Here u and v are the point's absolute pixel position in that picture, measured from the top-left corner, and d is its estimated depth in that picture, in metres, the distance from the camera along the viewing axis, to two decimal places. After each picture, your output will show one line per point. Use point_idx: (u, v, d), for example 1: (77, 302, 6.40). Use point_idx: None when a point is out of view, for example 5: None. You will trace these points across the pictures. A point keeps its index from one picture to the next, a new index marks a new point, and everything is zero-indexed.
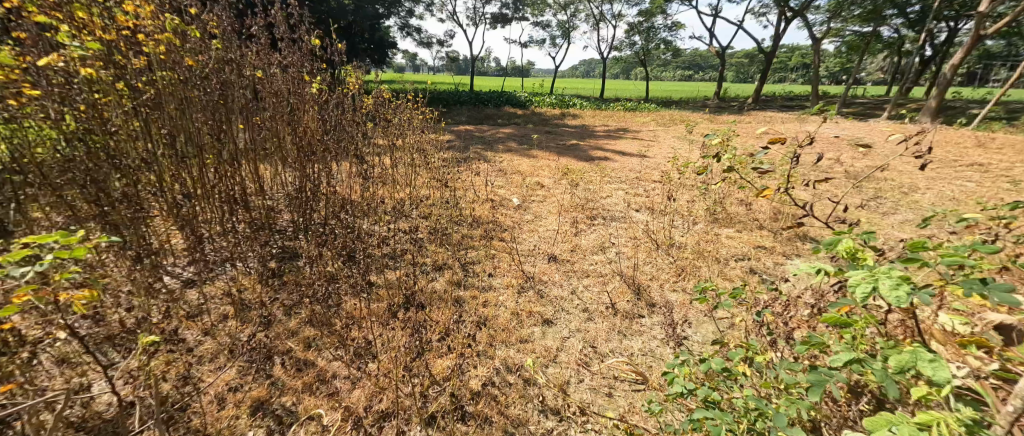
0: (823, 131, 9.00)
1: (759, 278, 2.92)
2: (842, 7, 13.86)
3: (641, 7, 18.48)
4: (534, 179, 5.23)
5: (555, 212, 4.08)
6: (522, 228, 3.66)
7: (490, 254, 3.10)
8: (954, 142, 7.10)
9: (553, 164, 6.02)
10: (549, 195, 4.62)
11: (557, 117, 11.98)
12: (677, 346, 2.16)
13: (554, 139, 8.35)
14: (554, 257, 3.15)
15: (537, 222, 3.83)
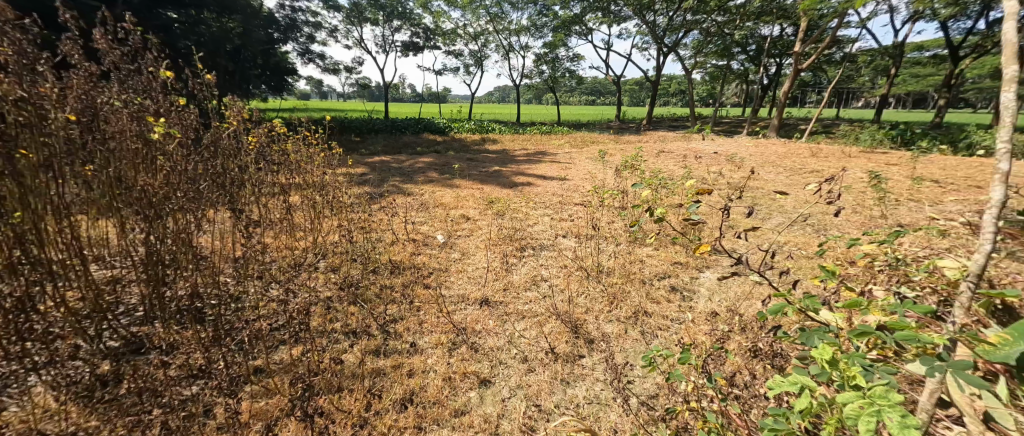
0: (707, 148, 10.22)
1: (682, 295, 2.98)
2: (706, 45, 16.23)
3: (545, 39, 19.63)
4: (457, 211, 4.96)
5: (483, 247, 3.84)
6: (449, 270, 3.35)
7: (414, 306, 2.74)
8: (803, 153, 8.47)
9: (476, 194, 5.82)
10: (475, 227, 4.38)
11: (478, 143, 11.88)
12: (621, 389, 2.05)
13: (476, 166, 8.18)
14: (486, 300, 2.89)
15: (465, 260, 3.55)
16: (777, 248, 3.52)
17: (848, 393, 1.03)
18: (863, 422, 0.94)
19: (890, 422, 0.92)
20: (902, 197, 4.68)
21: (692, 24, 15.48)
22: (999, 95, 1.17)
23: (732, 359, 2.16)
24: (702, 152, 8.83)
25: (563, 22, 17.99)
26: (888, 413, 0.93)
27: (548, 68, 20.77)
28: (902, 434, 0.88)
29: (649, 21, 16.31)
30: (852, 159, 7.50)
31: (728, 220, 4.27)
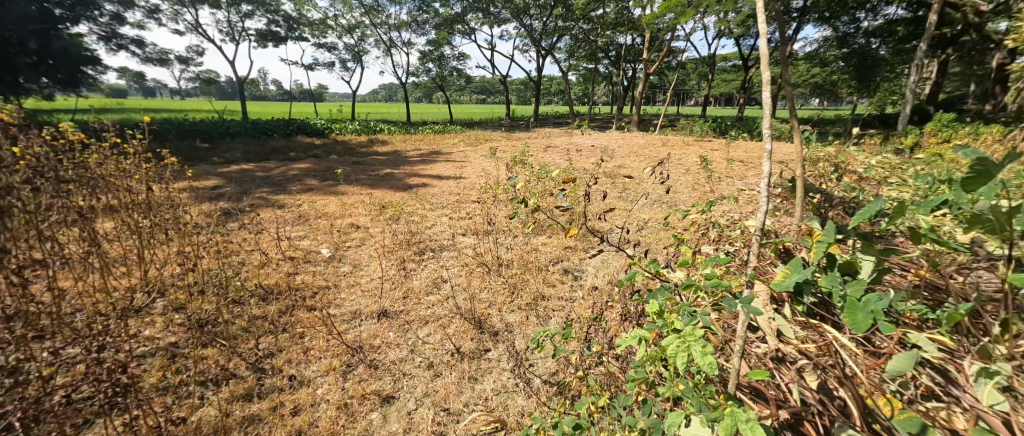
0: (587, 142, 11.15)
1: (573, 275, 3.18)
2: (576, 50, 17.76)
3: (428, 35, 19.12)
4: (343, 220, 4.51)
5: (377, 255, 3.54)
6: (341, 286, 3.01)
7: (297, 332, 2.40)
8: (659, 143, 9.80)
9: (364, 199, 5.38)
10: (367, 236, 4.03)
11: (363, 145, 11.06)
12: (525, 374, 2.09)
13: (361, 170, 7.55)
14: (383, 312, 2.66)
15: (357, 272, 3.23)
16: (649, 224, 3.97)
17: (671, 336, 1.35)
18: (680, 357, 1.24)
19: (696, 354, 1.23)
20: (729, 173, 5.73)
21: (564, 30, 16.68)
22: (762, 93, 1.49)
23: (615, 323, 2.33)
24: (581, 146, 9.55)
25: (445, 20, 17.78)
26: (694, 346, 1.24)
27: (433, 66, 20.25)
28: (703, 361, 1.19)
29: (525, 24, 17.08)
30: (694, 146, 8.95)
31: (611, 202, 4.66)
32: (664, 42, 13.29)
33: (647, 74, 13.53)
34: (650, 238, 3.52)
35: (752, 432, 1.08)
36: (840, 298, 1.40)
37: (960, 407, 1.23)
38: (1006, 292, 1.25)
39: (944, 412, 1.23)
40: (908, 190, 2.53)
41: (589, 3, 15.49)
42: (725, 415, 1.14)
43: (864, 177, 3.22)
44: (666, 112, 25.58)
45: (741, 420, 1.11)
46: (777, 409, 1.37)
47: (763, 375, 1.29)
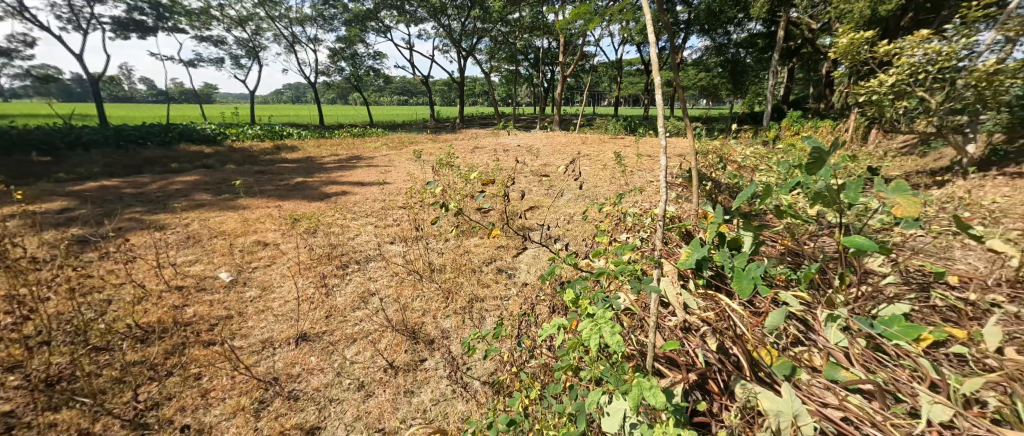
0: (511, 142, 11.37)
1: (506, 274, 3.22)
2: (495, 52, 18.04)
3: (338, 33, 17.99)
4: (249, 239, 4.06)
5: (292, 275, 3.24)
6: (248, 313, 2.71)
7: (192, 374, 2.15)
8: (579, 141, 10.33)
9: (273, 214, 4.86)
10: (279, 254, 3.68)
11: (268, 152, 10.06)
12: (462, 378, 2.13)
13: (267, 180, 6.85)
14: (303, 335, 2.49)
15: (269, 295, 2.93)
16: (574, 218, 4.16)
17: (585, 321, 1.47)
18: (592, 339, 1.37)
19: (606, 334, 1.36)
20: (639, 167, 6.26)
21: (483, 32, 16.79)
22: (655, 95, 1.66)
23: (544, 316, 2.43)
24: (507, 146, 9.75)
25: (356, 16, 16.88)
26: (604, 327, 1.38)
27: (347, 65, 19.10)
28: (613, 339, 1.34)
29: (444, 25, 16.94)
30: (608, 143, 9.61)
31: (537, 198, 4.83)
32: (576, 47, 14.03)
33: (564, 75, 14.17)
34: (574, 232, 3.72)
35: (654, 397, 1.25)
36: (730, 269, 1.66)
37: (817, 348, 1.53)
38: (843, 253, 1.59)
39: (806, 353, 1.52)
40: (771, 175, 3.02)
41: (506, 7, 15.67)
42: (633, 386, 1.30)
43: (741, 166, 3.76)
44: (580, 112, 27.16)
45: (645, 389, 1.27)
46: (685, 373, 1.55)
47: (675, 344, 1.46)
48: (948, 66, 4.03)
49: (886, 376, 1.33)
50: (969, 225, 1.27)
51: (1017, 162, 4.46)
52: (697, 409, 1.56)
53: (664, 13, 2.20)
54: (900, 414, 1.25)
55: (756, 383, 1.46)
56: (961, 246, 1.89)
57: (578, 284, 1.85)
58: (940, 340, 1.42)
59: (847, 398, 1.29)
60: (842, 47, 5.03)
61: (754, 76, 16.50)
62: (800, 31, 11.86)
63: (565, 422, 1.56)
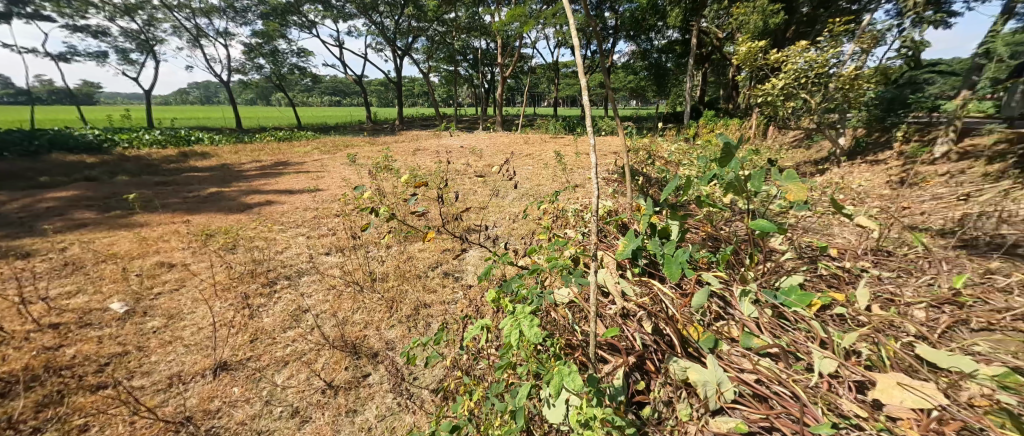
0: (452, 143, 11.18)
1: (454, 277, 3.06)
2: (432, 52, 17.68)
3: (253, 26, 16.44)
4: (151, 259, 3.24)
5: (206, 298, 2.71)
6: (149, 347, 2.28)
7: (78, 426, 1.79)
8: (521, 142, 10.40)
9: (182, 229, 3.90)
10: (189, 274, 3.02)
11: (171, 159, 8.56)
12: (406, 389, 2.04)
13: (170, 193, 5.52)
14: (223, 364, 2.18)
15: (177, 325, 2.46)
16: (518, 216, 4.10)
17: (507, 318, 1.52)
18: (512, 334, 1.42)
19: (524, 328, 1.41)
20: (577, 165, 6.43)
21: (418, 30, 16.56)
22: (581, 97, 1.68)
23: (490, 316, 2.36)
24: (449, 147, 9.68)
25: (274, 9, 15.63)
26: (522, 321, 1.43)
27: (266, 62, 17.58)
28: (529, 330, 1.39)
29: (375, 21, 16.32)
30: (549, 143, 9.78)
31: (480, 199, 4.80)
32: (513, 49, 14.15)
33: (504, 77, 14.29)
34: (516, 230, 3.70)
35: (571, 381, 1.27)
36: (663, 256, 1.80)
37: (734, 321, 1.71)
38: (751, 236, 1.82)
39: (725, 326, 1.70)
40: (692, 168, 3.41)
41: (440, 6, 15.61)
42: (554, 374, 1.32)
43: (668, 162, 3.98)
44: (521, 113, 27.52)
45: (564, 374, 1.30)
46: (626, 356, 1.63)
47: (613, 331, 1.56)
48: (823, 72, 4.65)
49: (789, 339, 1.51)
50: (842, 207, 1.51)
51: (876, 151, 5.36)
52: (637, 389, 1.62)
53: (593, 19, 2.31)
54: (800, 371, 1.40)
55: (686, 359, 1.57)
56: (838, 224, 2.35)
57: (512, 281, 1.85)
58: (825, 304, 1.67)
59: (759, 363, 1.44)
60: (743, 54, 5.53)
61: (674, 80, 17.95)
62: (709, 39, 13.10)
63: (505, 422, 1.53)
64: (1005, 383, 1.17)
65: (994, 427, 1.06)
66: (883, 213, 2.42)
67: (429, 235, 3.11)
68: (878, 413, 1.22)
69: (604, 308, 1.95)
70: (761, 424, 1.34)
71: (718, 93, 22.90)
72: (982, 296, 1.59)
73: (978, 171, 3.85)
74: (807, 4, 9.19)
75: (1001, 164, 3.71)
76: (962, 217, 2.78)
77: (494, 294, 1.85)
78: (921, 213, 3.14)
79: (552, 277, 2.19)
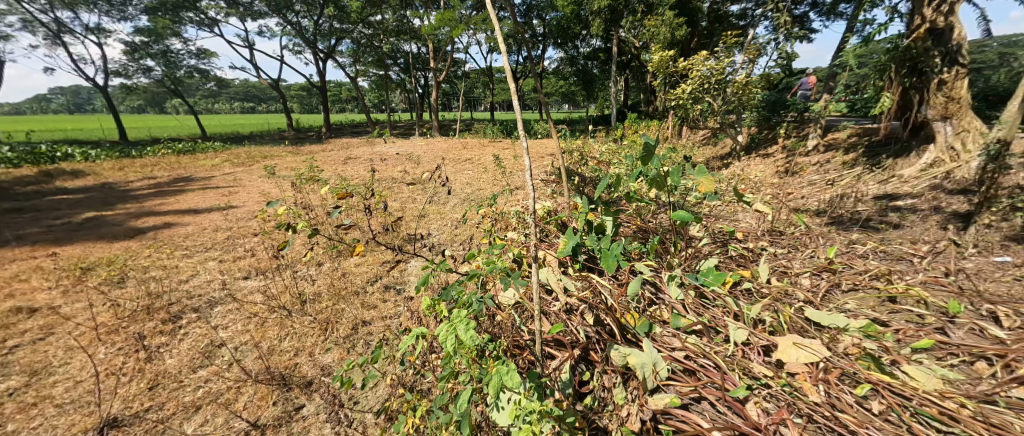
0: (386, 150, 10.79)
1: (395, 290, 2.96)
2: (359, 55, 16.92)
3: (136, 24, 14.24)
4: (2, 305, 2.71)
5: (86, 343, 2.34)
6: (4, 414, 1.90)
7: None
8: (458, 147, 10.30)
9: (47, 263, 3.35)
10: (58, 319, 2.56)
11: (27, 180, 7.05)
12: (344, 419, 1.88)
13: (27, 221, 4.65)
14: (111, 420, 1.86)
15: (47, 382, 2.07)
16: (458, 223, 4.05)
17: (445, 325, 1.53)
18: (448, 340, 1.43)
19: (461, 332, 1.43)
20: (514, 168, 6.49)
21: (341, 32, 15.72)
22: (513, 102, 1.67)
23: (435, 325, 2.28)
24: (385, 155, 9.37)
25: (162, 3, 13.72)
26: (459, 325, 1.45)
27: (157, 64, 15.38)
28: (465, 333, 1.42)
29: (291, 22, 15.29)
30: (487, 148, 9.80)
31: (418, 208, 4.71)
32: (443, 53, 13.95)
33: (438, 82, 13.98)
34: (457, 239, 3.64)
35: (511, 378, 1.30)
36: (597, 251, 1.91)
37: (664, 305, 1.86)
38: (674, 226, 2.00)
39: (657, 310, 1.85)
40: (621, 167, 3.66)
41: (366, 7, 14.94)
42: (494, 373, 1.34)
43: (599, 163, 4.17)
44: (457, 119, 27.27)
45: (503, 373, 1.32)
46: (571, 349, 1.70)
47: (558, 326, 1.63)
48: (721, 79, 5.26)
49: (710, 316, 1.69)
50: (742, 195, 1.74)
51: (767, 146, 6.13)
52: (583, 380, 1.69)
53: (522, 27, 2.32)
54: (720, 343, 1.60)
55: (625, 345, 1.67)
56: (742, 211, 2.71)
57: (452, 288, 1.83)
58: (737, 282, 1.89)
59: (687, 340, 1.60)
60: (656, 61, 6.02)
61: (600, 85, 18.98)
62: (628, 47, 14.00)
63: (452, 433, 1.50)
64: (868, 333, 1.45)
65: (864, 370, 1.31)
66: (780, 201, 2.74)
67: (358, 247, 2.92)
68: (781, 371, 1.41)
69: (547, 306, 2.03)
70: (691, 396, 1.46)
71: (640, 96, 24.56)
72: (849, 262, 1.93)
73: (841, 159, 4.58)
74: (706, 19, 10.18)
75: (855, 154, 4.46)
76: (831, 199, 3.31)
77: (430, 303, 1.84)
78: (801, 197, 3.68)
79: (496, 281, 2.19)
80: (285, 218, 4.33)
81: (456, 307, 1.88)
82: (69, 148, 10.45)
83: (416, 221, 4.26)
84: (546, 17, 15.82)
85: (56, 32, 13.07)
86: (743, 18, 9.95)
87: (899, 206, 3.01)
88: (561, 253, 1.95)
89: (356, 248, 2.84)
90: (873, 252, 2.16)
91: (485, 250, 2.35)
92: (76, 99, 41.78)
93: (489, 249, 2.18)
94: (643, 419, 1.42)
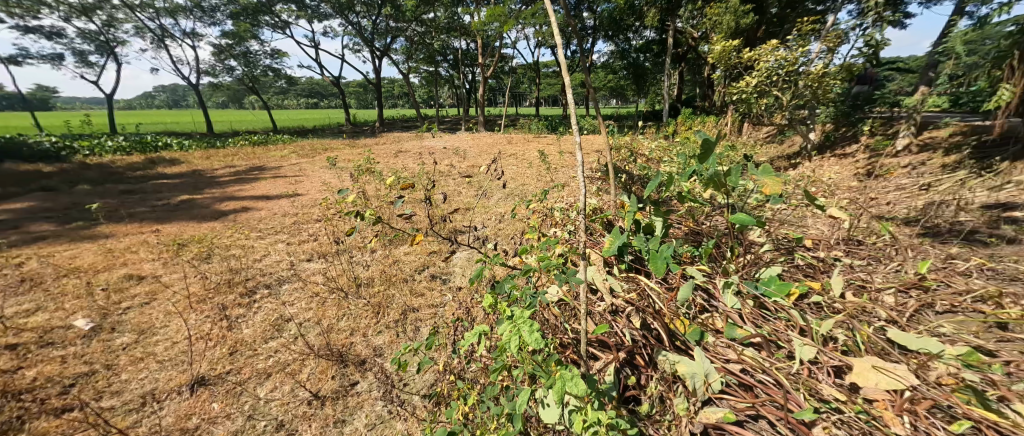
0: (433, 145, 11.09)
1: (440, 280, 3.02)
2: (411, 52, 17.47)
3: (224, 27, 15.63)
4: (117, 272, 3.09)
5: (181, 309, 2.61)
6: (119, 364, 2.15)
7: None
8: (503, 141, 10.37)
9: (151, 239, 3.76)
10: (159, 287, 2.88)
11: (136, 165, 7.99)
12: (394, 396, 1.96)
13: (136, 201, 5.27)
14: (199, 379, 2.06)
15: (149, 342, 2.32)
16: (499, 218, 4.10)
17: (506, 323, 1.50)
18: (512, 340, 1.40)
19: (524, 333, 1.39)
20: (557, 164, 6.42)
21: (396, 31, 16.32)
22: (566, 97, 1.62)
23: (485, 315, 2.31)
24: (433, 149, 9.64)
25: (245, 9, 14.88)
26: (522, 328, 1.41)
27: (238, 64, 16.85)
28: (532, 339, 1.37)
29: (352, 22, 16.06)
30: (532, 143, 9.80)
31: (465, 201, 4.78)
32: (491, 49, 14.04)
33: (486, 77, 14.10)
34: (500, 234, 3.66)
35: (575, 387, 1.27)
36: (646, 253, 1.81)
37: (718, 313, 1.74)
38: (732, 229, 1.86)
39: (710, 319, 1.73)
40: (671, 165, 3.49)
41: (420, 6, 15.38)
42: (556, 378, 1.31)
43: (649, 161, 3.99)
44: (503, 113, 27.51)
45: (566, 380, 1.29)
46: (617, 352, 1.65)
47: (604, 328, 1.56)
48: (792, 70, 4.83)
49: (770, 328, 1.56)
50: (815, 198, 1.56)
51: (844, 144, 5.58)
52: (628, 385, 1.64)
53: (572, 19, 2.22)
54: (782, 359, 1.47)
55: (675, 352, 1.59)
56: (812, 215, 2.46)
57: (505, 283, 1.82)
58: (805, 293, 1.73)
59: (744, 352, 1.48)
60: (716, 53, 5.67)
61: (650, 79, 18.30)
62: (684, 38, 13.32)
63: (503, 425, 1.52)
64: (970, 362, 1.24)
65: (962, 404, 1.13)
66: (861, 207, 2.48)
67: (416, 237, 3.01)
68: (856, 396, 1.28)
69: (595, 306, 1.97)
70: (747, 413, 1.36)
71: (693, 90, 23.40)
72: (946, 280, 1.69)
73: (939, 161, 4.08)
74: (776, 5, 9.41)
75: (958, 156, 3.95)
76: (924, 207, 2.93)
77: (489, 298, 1.84)
78: (886, 202, 3.32)
79: (545, 278, 2.17)
80: (344, 206, 4.54)
81: (511, 301, 1.88)
82: (165, 139, 11.71)
83: (458, 214, 4.32)
84: (598, 9, 15.43)
85: (161, 37, 14.71)
86: (820, 2, 9.12)
87: (1012, 216, 2.61)
88: (606, 252, 1.86)
89: (415, 238, 2.94)
90: (978, 269, 1.88)
91: (534, 246, 2.33)
92: (170, 97, 46.92)
93: (541, 243, 2.16)
94: (692, 431, 1.36)
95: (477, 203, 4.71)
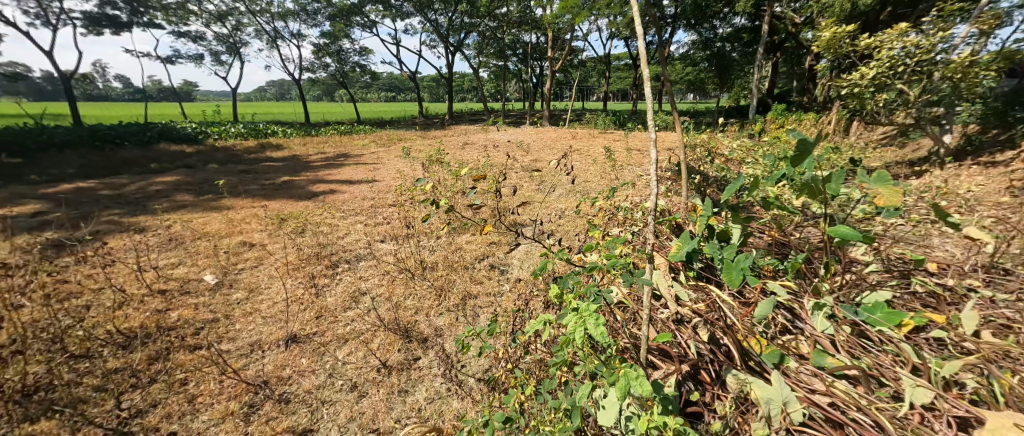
0: (499, 138, 11.23)
1: (499, 270, 3.03)
2: (483, 47, 17.81)
3: (322, 28, 17.12)
4: (234, 239, 3.51)
5: (280, 275, 2.90)
6: (235, 315, 2.44)
7: (178, 380, 1.93)
8: (568, 136, 10.21)
9: (260, 213, 4.23)
10: (265, 254, 3.23)
11: (253, 150, 9.06)
12: (453, 374, 2.00)
13: (249, 180, 5.98)
14: (293, 336, 2.27)
15: (254, 299, 2.61)
16: (560, 213, 4.03)
17: (571, 314, 1.45)
18: (576, 330, 1.35)
19: (590, 325, 1.34)
20: (624, 161, 6.16)
21: (471, 26, 16.74)
22: (645, 90, 1.52)
23: (547, 308, 2.27)
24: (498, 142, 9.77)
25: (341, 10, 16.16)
26: (588, 319, 1.36)
27: (332, 61, 18.39)
28: (596, 331, 1.31)
29: (431, 19, 16.73)
30: (598, 138, 9.53)
31: (528, 194, 4.77)
32: (563, 42, 13.82)
33: (555, 71, 13.96)
34: (562, 229, 3.58)
35: (640, 386, 1.19)
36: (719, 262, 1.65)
37: (803, 336, 1.53)
38: (830, 244, 1.61)
39: (793, 341, 1.52)
40: (755, 166, 3.16)
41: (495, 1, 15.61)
42: (619, 375, 1.24)
43: (731, 161, 3.65)
44: (569, 108, 27.14)
45: (631, 378, 1.21)
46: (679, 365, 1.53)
47: (666, 337, 1.45)
48: (925, 58, 4.14)
49: (871, 362, 1.33)
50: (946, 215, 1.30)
51: (993, 148, 4.63)
52: (689, 400, 1.52)
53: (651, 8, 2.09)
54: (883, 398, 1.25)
55: (747, 373, 1.43)
56: (939, 233, 2.07)
57: (568, 279, 1.77)
58: (920, 325, 1.47)
59: (834, 384, 1.28)
60: (826, 40, 5.01)
61: (733, 74, 16.86)
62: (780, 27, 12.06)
63: (559, 420, 1.49)
64: None
65: None
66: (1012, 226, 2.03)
67: (485, 228, 3.05)
68: None
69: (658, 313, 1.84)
70: None
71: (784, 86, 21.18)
72: None
73: None
74: None
75: None
76: None
77: (555, 289, 1.80)
78: None
79: (609, 278, 2.08)
80: (416, 193, 4.74)
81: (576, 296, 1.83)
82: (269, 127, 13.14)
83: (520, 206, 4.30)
84: None
85: (274, 37, 16.51)
86: None
87: None
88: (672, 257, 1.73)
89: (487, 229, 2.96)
90: None
91: (600, 244, 2.24)
92: (272, 90, 52.66)
93: (607, 241, 2.07)
94: None
95: (540, 197, 4.67)
